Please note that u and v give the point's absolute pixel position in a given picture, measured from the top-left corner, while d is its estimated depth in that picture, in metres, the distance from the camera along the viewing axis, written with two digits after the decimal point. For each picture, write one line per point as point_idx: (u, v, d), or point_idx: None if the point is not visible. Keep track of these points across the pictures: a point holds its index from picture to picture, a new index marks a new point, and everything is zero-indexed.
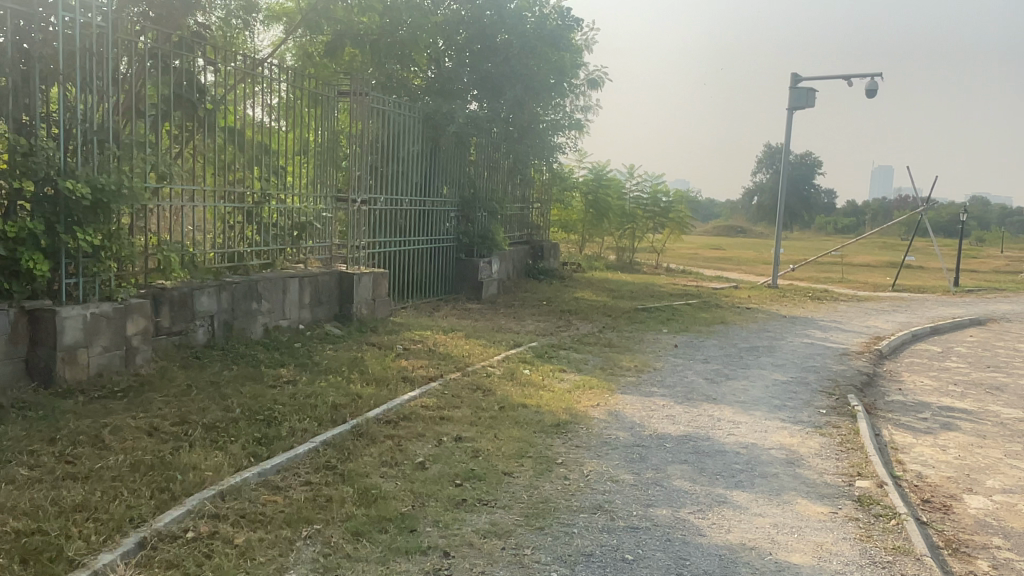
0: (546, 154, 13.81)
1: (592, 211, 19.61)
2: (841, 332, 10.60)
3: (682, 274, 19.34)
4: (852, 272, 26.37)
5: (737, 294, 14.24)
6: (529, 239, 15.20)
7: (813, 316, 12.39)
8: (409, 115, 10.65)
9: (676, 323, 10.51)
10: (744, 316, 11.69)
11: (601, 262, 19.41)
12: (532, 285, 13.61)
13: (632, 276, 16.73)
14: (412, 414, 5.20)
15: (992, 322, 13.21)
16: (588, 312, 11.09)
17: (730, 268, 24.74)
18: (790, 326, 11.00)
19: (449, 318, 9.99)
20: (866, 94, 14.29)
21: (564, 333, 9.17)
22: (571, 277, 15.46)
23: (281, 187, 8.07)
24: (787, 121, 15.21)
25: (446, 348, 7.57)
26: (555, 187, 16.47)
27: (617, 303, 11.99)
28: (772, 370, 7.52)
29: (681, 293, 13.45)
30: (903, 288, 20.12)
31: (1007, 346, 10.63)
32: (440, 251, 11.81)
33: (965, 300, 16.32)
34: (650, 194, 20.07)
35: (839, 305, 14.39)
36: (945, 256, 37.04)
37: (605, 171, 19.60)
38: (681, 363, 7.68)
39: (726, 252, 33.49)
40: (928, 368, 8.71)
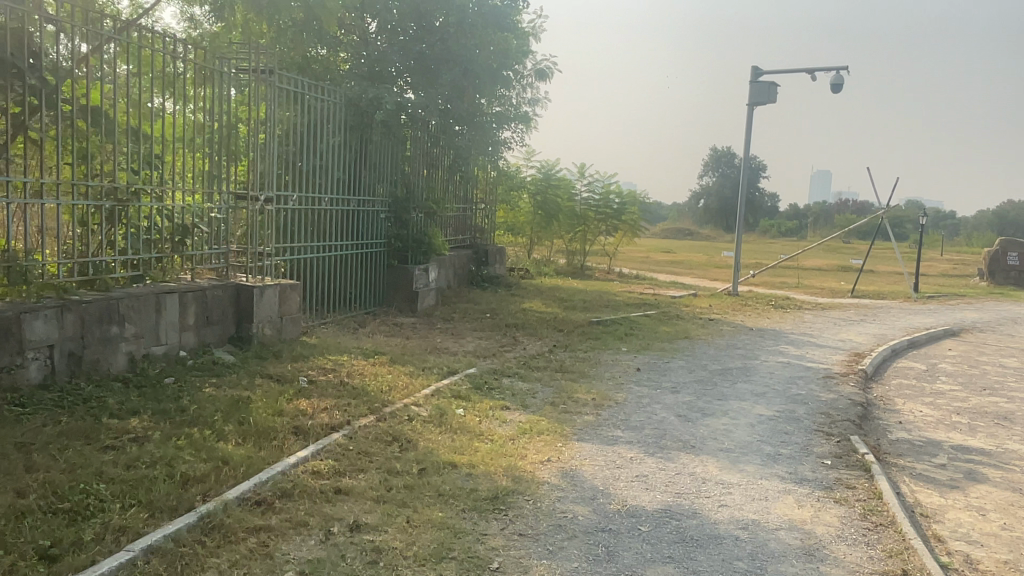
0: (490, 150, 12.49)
1: (540, 213, 18.37)
2: (816, 348, 9.53)
3: (636, 280, 18.26)
4: (806, 277, 25.80)
5: (697, 302, 13.16)
6: (472, 243, 13.85)
7: (781, 328, 11.35)
8: (329, 100, 9.19)
9: (635, 339, 9.30)
10: (708, 329, 10.56)
11: (550, 267, 18.19)
12: (475, 294, 12.25)
13: (584, 282, 15.54)
14: (294, 488, 3.80)
15: (966, 332, 12.37)
16: (538, 327, 9.79)
17: (684, 273, 23.83)
18: (760, 341, 9.91)
19: (375, 336, 8.58)
20: (831, 89, 13.36)
21: (509, 355, 7.85)
22: (518, 284, 14.16)
23: (158, 181, 6.56)
24: (748, 117, 14.21)
25: (363, 379, 6.16)
26: (501, 187, 15.19)
27: (569, 316, 10.74)
28: (753, 402, 6.34)
29: (639, 303, 12.26)
30: (862, 294, 19.42)
31: (993, 362, 9.70)
32: (369, 257, 10.36)
33: (930, 308, 15.58)
34: (602, 195, 18.94)
35: (804, 314, 13.42)
36: (892, 259, 37.03)
37: (554, 171, 18.39)
38: (647, 394, 6.43)
39: (677, 256, 32.72)
40: (922, 392, 7.66)
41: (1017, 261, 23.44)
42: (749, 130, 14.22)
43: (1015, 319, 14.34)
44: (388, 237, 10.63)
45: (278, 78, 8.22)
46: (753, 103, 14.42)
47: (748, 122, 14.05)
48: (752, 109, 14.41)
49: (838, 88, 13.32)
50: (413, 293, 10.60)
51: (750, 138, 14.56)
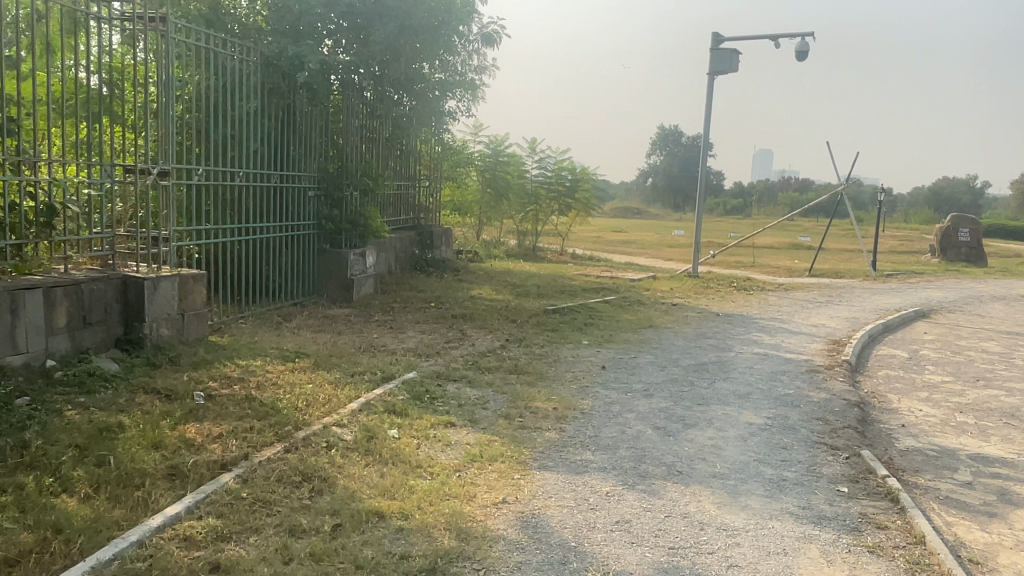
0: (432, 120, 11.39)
1: (490, 191, 17.26)
2: (792, 336, 8.73)
3: (590, 261, 17.37)
4: (761, 255, 25.34)
5: (658, 285, 12.30)
6: (416, 225, 12.74)
7: (749, 312, 10.57)
8: (239, 57, 7.92)
9: (596, 330, 8.37)
10: (673, 316, 9.68)
11: (500, 248, 17.15)
12: (419, 280, 11.16)
13: (536, 265, 14.56)
14: (150, 570, 2.74)
15: (937, 313, 11.81)
16: (488, 317, 8.78)
17: (638, 253, 23.08)
18: (730, 328, 9.07)
19: (301, 334, 7.44)
20: (796, 56, 12.55)
21: (454, 353, 6.82)
22: (466, 268, 13.11)
23: (14, 150, 5.26)
24: (709, 87, 13.34)
25: (276, 391, 5.05)
26: (447, 162, 14.05)
27: (523, 303, 9.76)
28: (739, 408, 5.44)
29: (597, 287, 11.34)
30: (820, 273, 18.91)
31: (975, 347, 9.07)
32: (295, 240, 9.18)
33: (892, 287, 15.09)
34: (554, 172, 17.94)
35: (769, 296, 12.70)
36: (841, 237, 37.03)
37: (503, 146, 17.30)
38: (617, 400, 5.47)
39: (629, 235, 31.99)
40: (914, 386, 6.90)
41: (968, 237, 23.39)
42: (710, 100, 13.34)
43: (979, 298, 13.90)
44: (318, 217, 9.44)
45: (173, 30, 6.97)
46: (714, 72, 13.54)
47: (709, 92, 13.18)
48: (713, 78, 13.54)
49: (804, 55, 12.51)
50: (347, 281, 9.47)
51: (711, 110, 13.71)
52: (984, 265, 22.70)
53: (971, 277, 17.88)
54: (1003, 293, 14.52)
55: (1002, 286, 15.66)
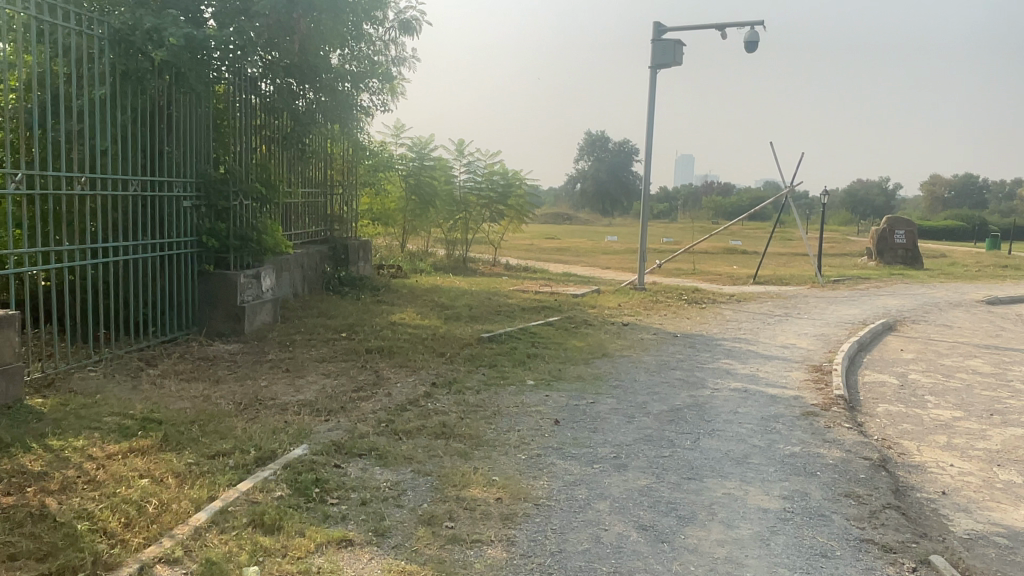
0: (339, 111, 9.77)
1: (414, 199, 15.67)
2: (767, 362, 7.49)
3: (526, 273, 15.97)
4: (701, 262, 24.49)
5: (603, 301, 11.00)
6: (327, 238, 11.11)
7: (708, 331, 9.33)
8: (76, 31, 6.14)
9: (540, 363, 6.93)
10: (626, 341, 8.34)
11: (427, 261, 15.57)
12: (330, 303, 9.53)
13: (468, 279, 13.06)
14: None
15: (903, 325, 10.88)
16: (411, 350, 7.24)
17: (575, 262, 21.82)
18: (694, 355, 7.78)
19: (165, 390, 5.75)
20: (744, 47, 11.46)
21: (363, 410, 5.27)
22: (387, 286, 11.51)
23: None
24: (651, 81, 12.13)
25: (86, 504, 3.41)
26: (364, 165, 12.40)
27: (453, 329, 8.27)
28: (741, 483, 4.08)
29: (536, 306, 9.94)
30: (765, 280, 18.04)
31: (964, 367, 8.07)
32: (168, 262, 7.45)
33: (844, 295, 14.23)
34: (485, 177, 16.50)
35: (724, 309, 11.56)
36: (773, 240, 36.84)
37: (428, 148, 15.74)
38: (580, 478, 4.03)
39: (562, 242, 30.79)
40: (927, 427, 5.72)
41: (904, 239, 23.11)
42: (653, 96, 12.14)
43: (936, 305, 13.13)
44: (197, 232, 7.72)
45: None
46: (657, 66, 12.35)
47: (652, 87, 11.97)
48: (655, 72, 12.34)
49: (753, 46, 11.43)
50: (236, 310, 7.77)
51: (654, 108, 12.52)
52: (921, 268, 22.41)
53: (917, 281, 17.30)
54: (959, 300, 13.84)
55: (952, 292, 15.04)
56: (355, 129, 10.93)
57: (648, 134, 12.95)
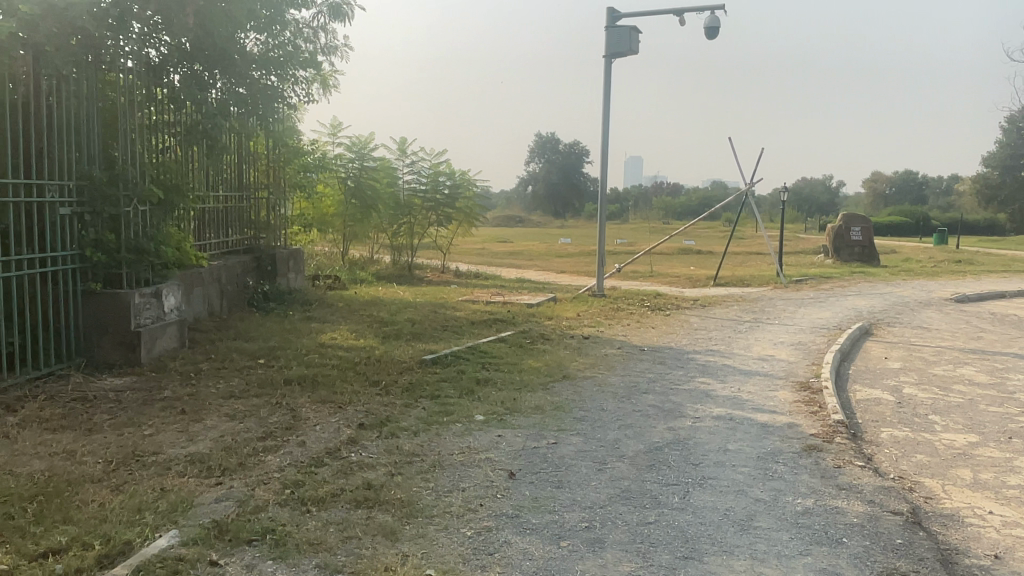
0: (250, 99, 8.67)
1: (354, 203, 14.52)
2: (748, 380, 6.60)
3: (476, 280, 14.93)
4: (659, 263, 23.80)
5: (560, 311, 10.04)
6: (245, 247, 9.95)
7: (677, 342, 8.44)
8: None
9: (491, 391, 5.91)
10: (589, 358, 7.38)
11: (369, 270, 14.40)
12: (250, 321, 8.35)
13: (412, 288, 11.98)
14: None
15: (880, 328, 10.17)
16: (339, 379, 6.14)
17: (529, 267, 20.90)
18: (666, 373, 6.84)
19: (19, 446, 4.57)
20: (704, 33, 10.64)
21: (266, 468, 4.17)
22: (320, 299, 10.35)
23: None
24: (606, 72, 11.24)
25: None
26: (293, 166, 11.22)
27: (392, 351, 7.20)
28: (753, 562, 3.12)
29: (486, 319, 8.91)
30: (726, 281, 17.35)
31: (959, 377, 7.31)
32: (43, 282, 6.22)
33: (811, 296, 13.55)
34: (430, 177, 15.40)
35: (690, 316, 10.70)
36: (728, 239, 36.50)
37: (368, 148, 14.59)
38: (544, 568, 3.02)
39: (515, 245, 29.80)
40: (944, 458, 4.87)
41: (860, 236, 22.78)
42: (608, 87, 11.25)
43: (907, 305, 12.51)
44: (80, 245, 6.51)
45: None
46: (612, 55, 11.47)
47: (607, 78, 11.07)
48: (610, 61, 11.45)
49: (713, 32, 10.63)
50: (130, 336, 6.58)
51: (609, 101, 11.64)
52: (879, 265, 22.05)
53: (881, 279, 16.80)
54: (928, 299, 13.27)
55: (919, 290, 14.50)
56: (278, 124, 9.77)
57: (603, 129, 12.06)
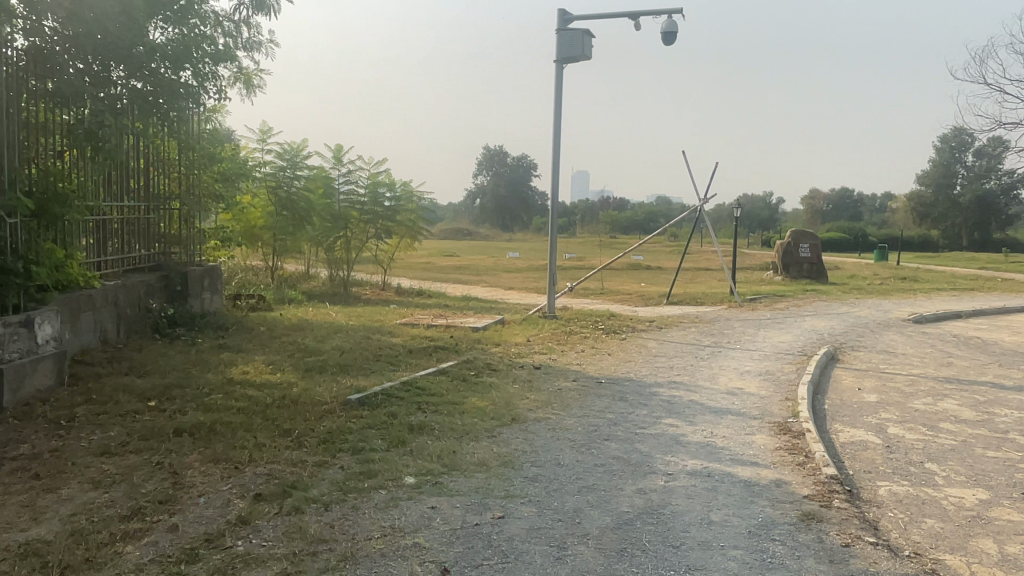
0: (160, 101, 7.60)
1: (285, 214, 13.40)
2: (721, 421, 5.79)
3: (417, 299, 13.94)
4: (608, 279, 23.15)
5: (508, 335, 9.14)
6: (148, 264, 8.80)
7: (638, 372, 7.61)
8: None
9: (426, 442, 4.97)
10: (540, 394, 6.49)
11: (300, 288, 13.27)
12: (150, 352, 7.23)
13: (345, 309, 10.93)
14: None
15: (846, 353, 9.57)
16: (241, 429, 5.11)
17: (474, 282, 19.96)
18: (628, 412, 5.99)
19: None
20: (661, 38, 9.96)
21: (119, 570, 3.15)
22: (238, 322, 9.24)
23: None
24: (557, 77, 10.47)
25: None
26: (210, 173, 10.09)
27: (314, 388, 6.19)
28: None
29: (425, 347, 7.95)
30: (679, 298, 16.74)
31: (943, 413, 6.68)
32: None
33: (768, 316, 12.99)
34: (368, 188, 14.38)
35: (647, 339, 9.93)
36: (675, 254, 36.28)
37: (300, 155, 13.50)
38: None
39: (460, 259, 28.82)
40: (959, 524, 4.14)
41: (809, 253, 22.58)
42: (559, 94, 10.47)
43: (868, 327, 12.01)
44: None
45: None
46: (563, 60, 10.71)
47: (558, 83, 10.30)
48: (561, 66, 10.70)
49: (671, 37, 9.95)
50: None
51: (560, 109, 10.87)
52: (828, 282, 21.83)
53: (835, 297, 16.44)
54: (887, 320, 12.83)
55: (874, 310, 14.10)
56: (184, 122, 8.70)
57: (554, 138, 11.28)
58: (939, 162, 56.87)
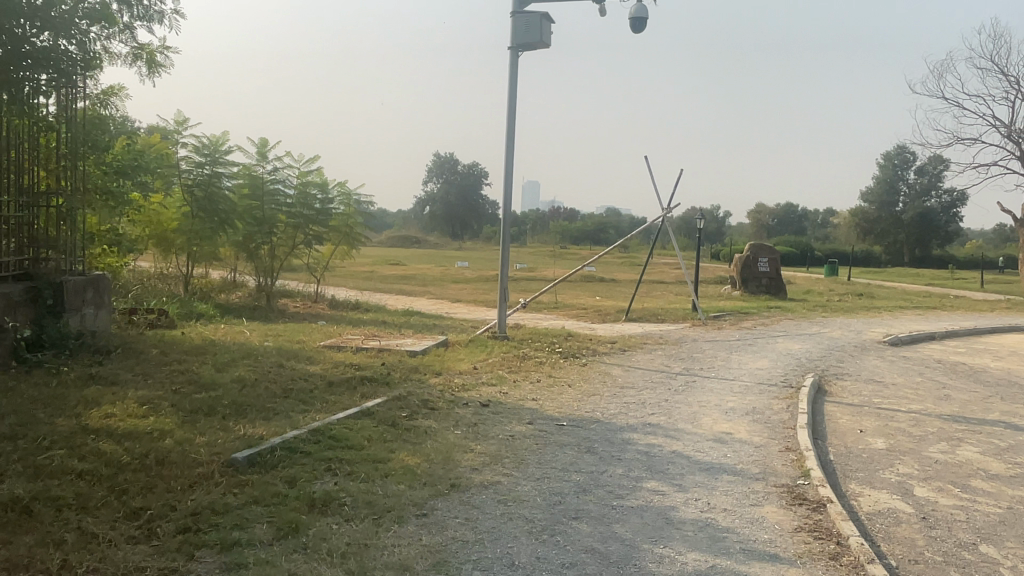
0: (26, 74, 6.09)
1: (201, 215, 11.78)
2: (717, 486, 4.54)
3: (352, 314, 12.46)
4: (561, 293, 21.99)
5: (451, 361, 7.78)
6: (11, 270, 7.18)
7: (605, 411, 6.35)
8: None
9: (329, 530, 3.61)
10: (488, 444, 5.16)
11: (215, 301, 11.67)
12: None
13: (263, 328, 9.42)
14: None
15: (832, 383, 8.50)
16: (69, 513, 3.67)
17: (418, 294, 18.56)
18: (599, 471, 4.70)
19: None
20: (629, 25, 8.80)
21: None
22: (126, 345, 7.69)
23: None
24: (511, 65, 9.22)
25: None
26: (106, 166, 8.52)
27: (193, 441, 4.76)
28: None
29: (348, 379, 6.52)
30: (638, 314, 15.60)
31: (968, 466, 5.59)
32: None
33: (737, 336, 11.90)
34: (298, 189, 12.90)
35: (611, 366, 8.69)
36: (627, 266, 35.42)
37: (221, 150, 11.98)
38: None
39: (405, 269, 27.27)
40: None
41: (767, 267, 21.82)
42: (513, 85, 9.22)
43: (844, 350, 11.04)
44: None
45: None
46: (519, 47, 9.48)
47: (512, 72, 9.05)
48: (517, 54, 9.47)
49: (640, 23, 8.81)
50: None
51: (514, 102, 9.63)
52: (787, 298, 21.07)
53: (800, 316, 15.55)
54: (862, 342, 11.91)
55: (846, 330, 13.18)
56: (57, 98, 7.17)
57: (506, 135, 10.03)
58: (883, 179, 57.67)
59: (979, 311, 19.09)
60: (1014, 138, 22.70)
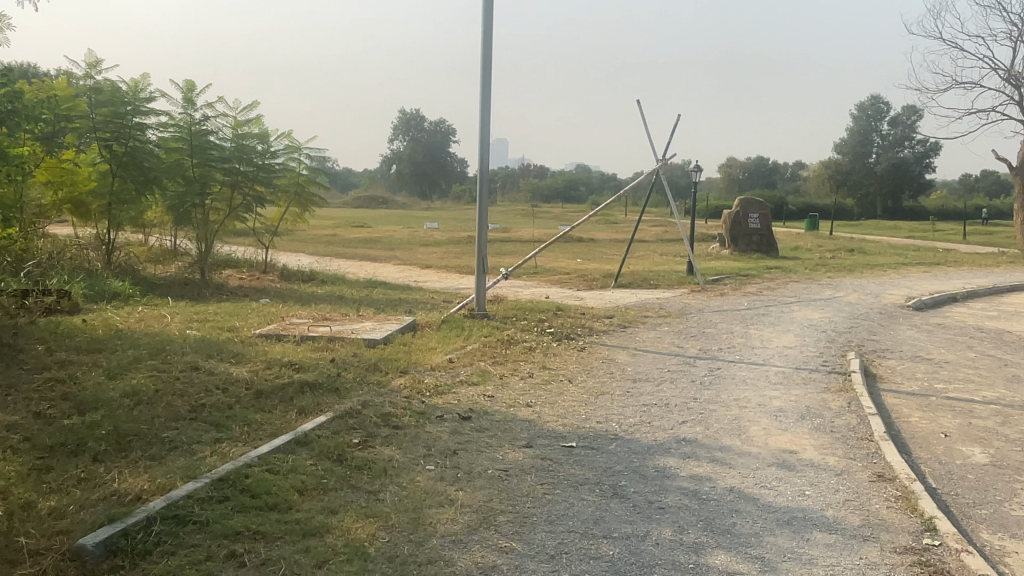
0: None
1: (122, 174, 9.96)
2: (815, 557, 3.08)
3: (303, 286, 10.77)
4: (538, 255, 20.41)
5: (420, 353, 6.19)
6: None
7: (623, 422, 4.84)
8: None
9: None
10: (473, 488, 3.63)
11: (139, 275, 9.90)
12: None
13: (190, 311, 7.72)
14: None
15: (879, 365, 7.10)
16: None
17: (384, 260, 16.85)
18: (639, 536, 3.20)
19: None
20: None
21: None
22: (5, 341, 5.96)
23: None
24: None
25: None
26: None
27: (30, 511, 3.15)
28: None
29: (282, 387, 4.91)
30: (627, 279, 14.11)
31: None
32: None
33: (746, 305, 10.47)
34: (234, 141, 11.06)
35: (615, 350, 7.16)
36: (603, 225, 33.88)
37: (141, 95, 10.12)
38: None
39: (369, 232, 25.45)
40: None
41: (758, 223, 20.41)
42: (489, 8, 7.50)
43: (871, 318, 9.68)
44: None
45: None
46: None
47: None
48: None
49: None
50: None
51: (489, 30, 7.88)
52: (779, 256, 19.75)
53: (804, 276, 14.21)
54: (885, 308, 10.57)
55: (862, 293, 11.83)
56: None
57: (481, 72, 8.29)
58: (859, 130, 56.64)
59: (982, 266, 17.94)
60: (1013, 82, 21.39)
